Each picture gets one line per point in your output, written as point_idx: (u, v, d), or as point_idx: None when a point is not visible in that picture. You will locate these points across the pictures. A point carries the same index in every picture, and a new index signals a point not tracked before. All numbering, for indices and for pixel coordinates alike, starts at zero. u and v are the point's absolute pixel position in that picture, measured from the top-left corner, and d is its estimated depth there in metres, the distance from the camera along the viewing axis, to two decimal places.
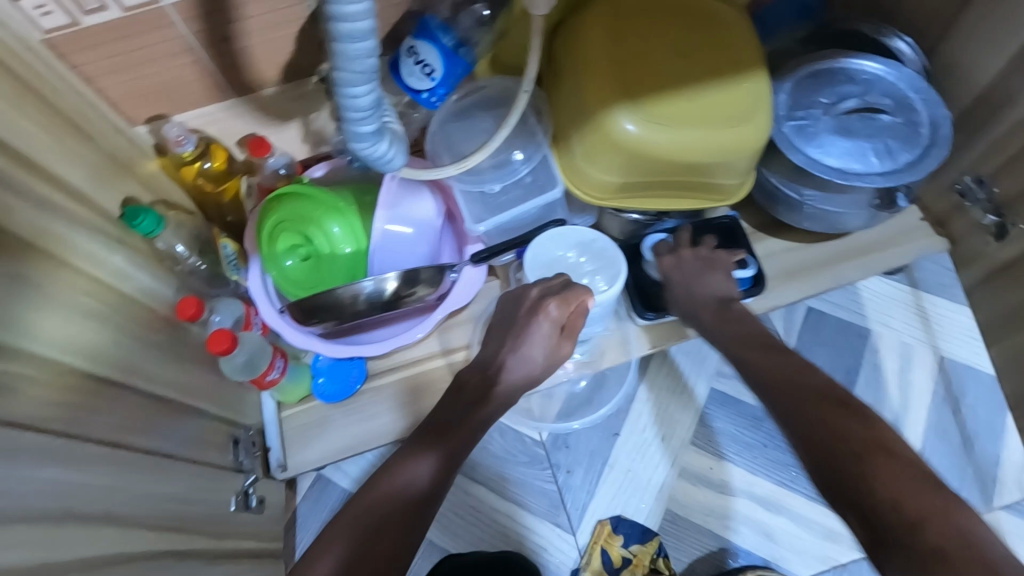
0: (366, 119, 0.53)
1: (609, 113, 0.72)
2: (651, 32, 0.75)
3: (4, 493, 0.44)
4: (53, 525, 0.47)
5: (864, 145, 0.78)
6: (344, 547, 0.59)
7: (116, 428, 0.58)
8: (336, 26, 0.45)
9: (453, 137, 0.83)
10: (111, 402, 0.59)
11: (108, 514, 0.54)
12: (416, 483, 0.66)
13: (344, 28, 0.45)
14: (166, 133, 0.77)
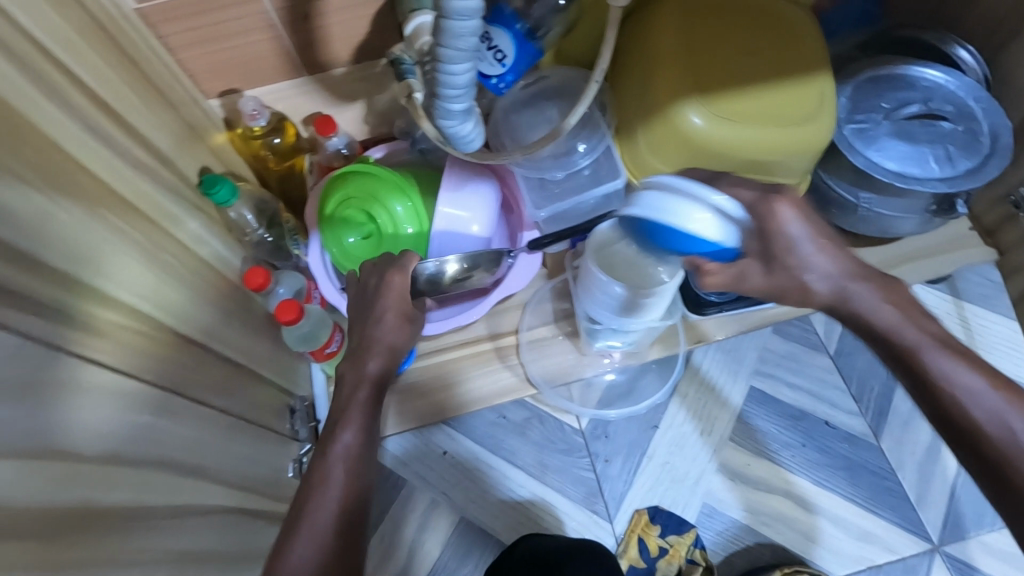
0: (462, 97, 0.55)
1: (678, 107, 0.74)
2: (721, 29, 0.76)
3: (95, 430, 0.46)
4: (138, 468, 0.49)
5: (924, 150, 0.79)
6: (307, 518, 0.59)
7: (193, 385, 0.60)
8: (448, 3, 0.47)
9: (517, 126, 0.85)
10: (189, 359, 0.60)
11: (184, 464, 0.56)
12: (345, 454, 0.64)
13: (455, 6, 0.47)
14: (242, 107, 0.79)
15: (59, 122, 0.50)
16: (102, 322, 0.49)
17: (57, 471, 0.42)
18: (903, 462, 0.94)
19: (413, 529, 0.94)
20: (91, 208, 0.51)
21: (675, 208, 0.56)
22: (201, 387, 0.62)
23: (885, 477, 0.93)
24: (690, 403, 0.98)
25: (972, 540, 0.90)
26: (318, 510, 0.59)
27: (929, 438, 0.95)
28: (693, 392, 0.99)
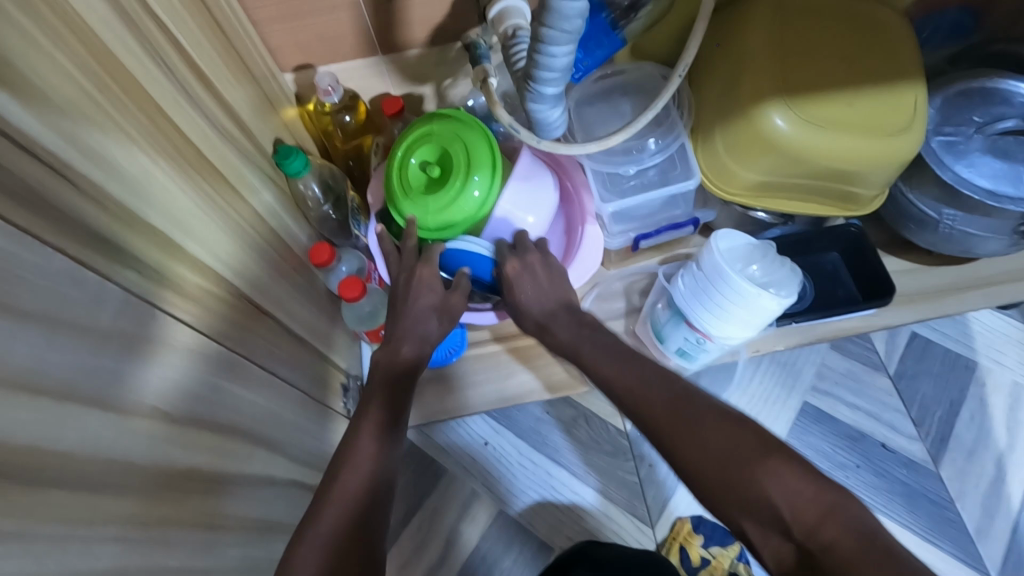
0: (556, 81, 0.54)
1: (761, 107, 0.71)
2: (814, 33, 0.74)
3: (177, 387, 0.46)
4: (207, 429, 0.50)
5: (1020, 168, 0.75)
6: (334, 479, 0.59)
7: (261, 354, 0.61)
8: None
9: (588, 119, 0.84)
10: (259, 328, 0.61)
11: (245, 432, 0.56)
12: (373, 423, 0.64)
13: None
14: (318, 82, 0.78)
15: (159, 82, 0.50)
16: (187, 284, 0.49)
17: (136, 425, 0.42)
18: (964, 492, 0.90)
19: (451, 517, 0.93)
20: (182, 171, 0.51)
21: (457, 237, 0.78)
22: (269, 360, 0.62)
23: (944, 507, 0.89)
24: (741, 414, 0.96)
25: None
26: (338, 500, 0.57)
27: (994, 471, 0.91)
28: (744, 402, 0.96)
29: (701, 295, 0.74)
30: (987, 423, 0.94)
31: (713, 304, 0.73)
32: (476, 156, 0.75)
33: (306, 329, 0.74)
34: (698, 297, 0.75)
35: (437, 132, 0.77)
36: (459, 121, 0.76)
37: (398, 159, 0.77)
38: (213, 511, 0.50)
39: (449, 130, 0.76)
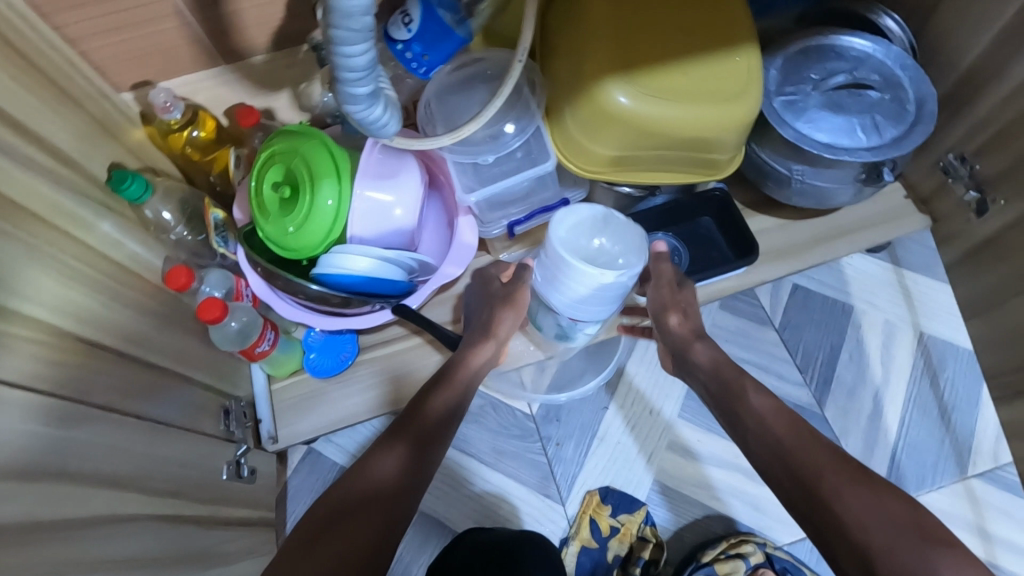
0: (361, 80, 0.53)
1: (602, 85, 0.72)
2: (645, 5, 0.74)
3: None
4: (38, 480, 0.48)
5: (852, 120, 0.80)
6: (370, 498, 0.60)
7: (110, 391, 0.59)
8: None
9: (450, 108, 0.84)
10: (101, 366, 0.58)
11: (92, 476, 0.54)
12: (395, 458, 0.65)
13: None
14: (154, 99, 0.75)
15: None
16: None
17: None
18: (848, 429, 0.96)
19: None
20: None
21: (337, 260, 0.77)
22: (120, 396, 0.60)
23: None
24: (642, 381, 0.99)
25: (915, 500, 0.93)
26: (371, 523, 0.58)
27: (872, 407, 0.97)
28: (642, 370, 1.00)
29: (558, 289, 0.74)
30: (864, 362, 0.99)
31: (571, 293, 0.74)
32: (318, 166, 0.77)
33: (174, 358, 0.71)
34: (557, 293, 0.75)
35: (280, 153, 0.78)
36: (296, 139, 0.78)
37: (254, 189, 0.80)
38: (63, 563, 0.48)
39: (289, 146, 0.78)
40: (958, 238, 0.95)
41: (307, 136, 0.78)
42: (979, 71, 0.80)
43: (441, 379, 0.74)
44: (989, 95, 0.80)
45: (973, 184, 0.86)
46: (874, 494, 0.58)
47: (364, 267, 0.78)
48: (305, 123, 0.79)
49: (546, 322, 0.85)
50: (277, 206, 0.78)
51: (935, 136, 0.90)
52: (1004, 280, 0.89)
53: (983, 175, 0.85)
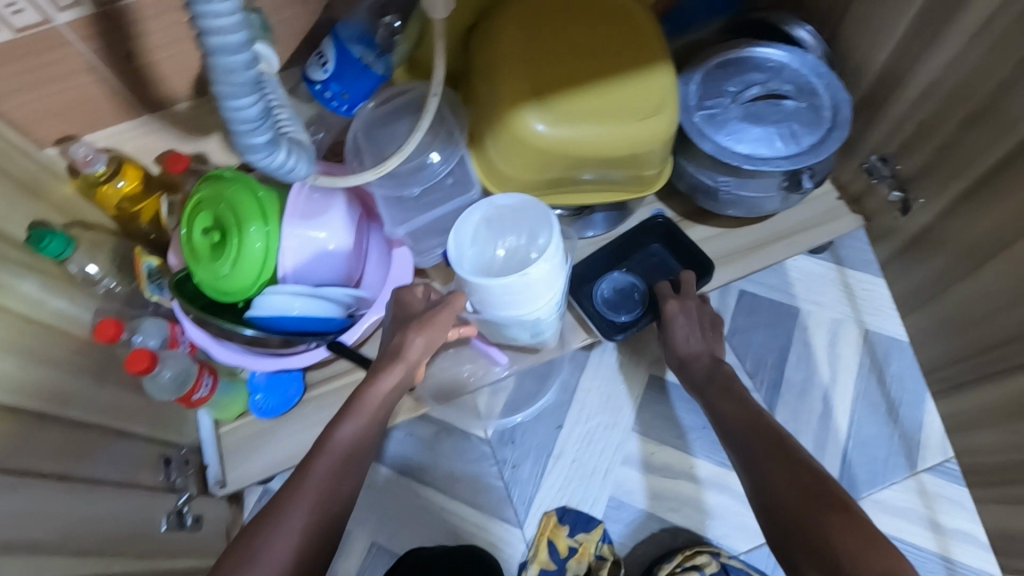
0: (256, 131, 0.53)
1: (518, 114, 0.73)
2: (557, 32, 0.75)
3: None
4: None
5: (770, 131, 0.81)
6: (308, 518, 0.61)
7: (34, 454, 0.58)
8: (207, 40, 0.46)
9: (377, 142, 0.84)
10: (23, 429, 0.58)
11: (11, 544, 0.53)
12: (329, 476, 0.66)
13: (216, 42, 0.46)
14: (74, 154, 0.76)
15: None
16: None
17: None
18: (800, 432, 0.97)
19: None
20: None
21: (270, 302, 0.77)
22: (44, 459, 0.60)
23: None
24: (595, 398, 1.00)
25: (866, 498, 0.94)
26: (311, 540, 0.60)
27: (823, 408, 0.97)
28: (595, 386, 1.00)
29: (500, 307, 0.73)
30: (812, 363, 1.00)
31: (515, 303, 0.73)
32: (243, 210, 0.78)
33: (108, 412, 0.71)
34: (505, 307, 0.73)
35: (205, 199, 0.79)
36: (219, 184, 0.78)
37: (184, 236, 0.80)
38: None
39: (213, 192, 0.78)
40: (887, 236, 0.97)
41: (232, 181, 0.79)
42: (890, 73, 0.82)
43: (354, 403, 0.71)
44: (901, 97, 0.82)
45: (896, 183, 0.88)
46: (790, 463, 0.68)
47: (299, 307, 0.78)
48: (230, 169, 0.80)
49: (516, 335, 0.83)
50: (204, 251, 0.78)
51: (857, 139, 0.92)
52: (930, 276, 0.91)
53: (904, 173, 0.87)
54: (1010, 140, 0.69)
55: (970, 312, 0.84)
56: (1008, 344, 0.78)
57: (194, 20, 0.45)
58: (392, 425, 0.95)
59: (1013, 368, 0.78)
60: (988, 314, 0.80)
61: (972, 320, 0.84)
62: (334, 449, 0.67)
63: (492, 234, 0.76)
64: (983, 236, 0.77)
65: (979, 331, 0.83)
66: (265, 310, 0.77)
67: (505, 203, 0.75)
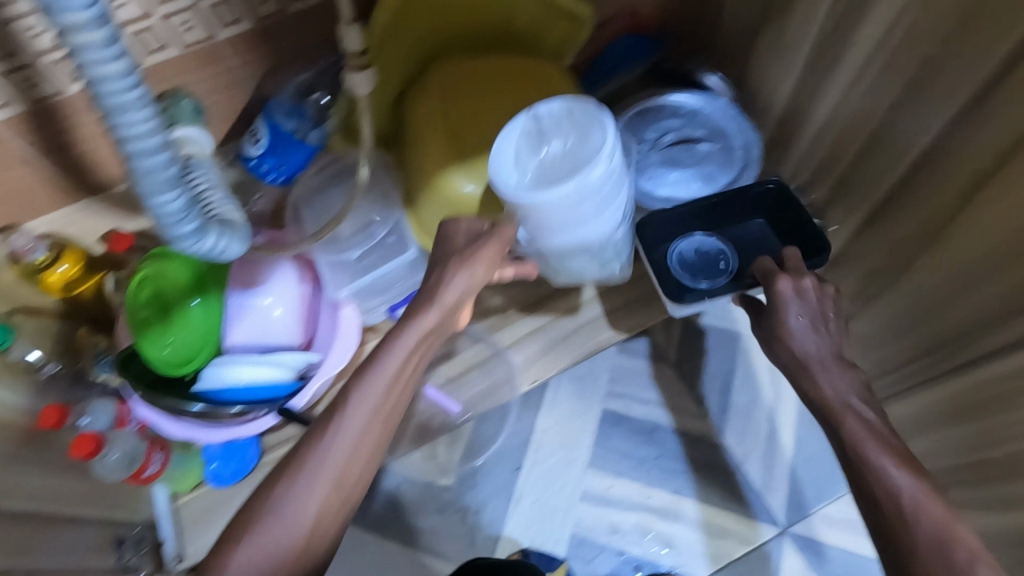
0: (182, 222, 0.56)
1: (446, 177, 0.77)
2: (481, 97, 0.80)
3: None
4: None
5: (687, 174, 0.88)
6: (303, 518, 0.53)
7: None
8: (125, 146, 0.49)
9: (317, 207, 0.87)
10: None
11: None
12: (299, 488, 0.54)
13: (135, 147, 0.49)
14: (14, 244, 0.78)
15: None
16: None
17: None
18: (748, 454, 1.01)
19: None
20: None
21: (218, 374, 0.79)
22: None
23: (735, 470, 1.00)
24: (552, 436, 1.02)
25: (813, 514, 0.97)
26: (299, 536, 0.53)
27: (768, 428, 1.02)
28: (551, 425, 1.02)
29: (552, 227, 0.69)
30: (755, 385, 1.04)
31: (566, 225, 0.70)
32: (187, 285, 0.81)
33: (55, 499, 0.71)
34: (546, 224, 0.69)
35: (148, 276, 0.80)
36: (162, 261, 0.80)
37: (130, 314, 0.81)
38: None
39: (156, 269, 0.80)
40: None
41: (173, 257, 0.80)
42: (792, 112, 0.89)
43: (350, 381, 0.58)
44: (804, 133, 0.88)
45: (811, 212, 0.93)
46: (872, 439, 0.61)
47: (248, 374, 0.80)
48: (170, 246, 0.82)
49: (575, 266, 0.81)
50: (150, 327, 0.80)
51: (773, 172, 0.98)
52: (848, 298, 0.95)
53: (817, 202, 0.93)
54: (896, 171, 0.74)
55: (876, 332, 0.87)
56: (909, 364, 0.81)
57: (110, 130, 0.48)
58: (381, 470, 1.00)
59: (934, 378, 0.75)
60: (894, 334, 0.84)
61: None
62: (340, 432, 0.56)
63: (533, 148, 0.69)
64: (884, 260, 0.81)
65: (888, 348, 0.84)
66: (212, 384, 0.80)
67: (547, 109, 0.68)
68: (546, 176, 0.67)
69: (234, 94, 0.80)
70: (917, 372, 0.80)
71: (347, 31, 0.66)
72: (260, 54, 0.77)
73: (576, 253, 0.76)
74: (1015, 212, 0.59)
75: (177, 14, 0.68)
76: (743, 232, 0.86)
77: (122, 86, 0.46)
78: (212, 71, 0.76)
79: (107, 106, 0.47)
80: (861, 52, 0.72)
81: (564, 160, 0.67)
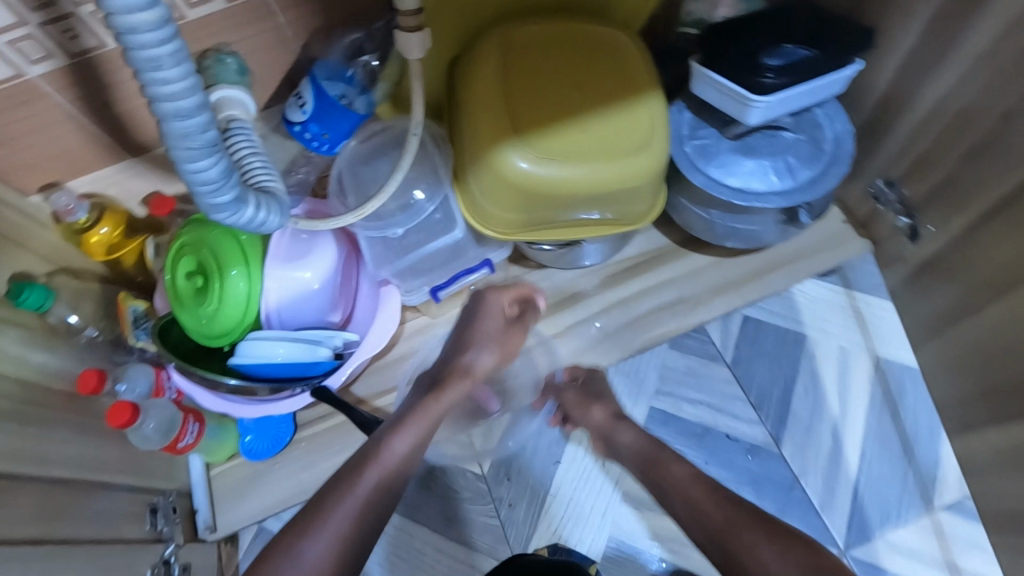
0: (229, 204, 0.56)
1: (501, 151, 0.71)
2: (542, 63, 0.74)
3: None
4: None
5: (765, 164, 0.78)
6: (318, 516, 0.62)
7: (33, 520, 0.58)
8: (172, 125, 0.48)
9: (362, 178, 0.81)
10: (16, 491, 0.57)
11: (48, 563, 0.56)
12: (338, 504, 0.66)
13: (181, 126, 0.48)
14: (54, 202, 0.73)
15: None
16: None
17: None
18: (808, 469, 0.91)
19: None
20: None
21: (257, 350, 0.76)
22: (25, 524, 0.57)
23: (789, 486, 0.90)
24: (593, 433, 0.94)
25: (880, 541, 0.88)
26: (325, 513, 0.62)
27: (831, 443, 0.92)
28: None
29: None
30: (820, 396, 0.94)
31: None
32: (224, 253, 0.76)
33: (87, 465, 0.68)
34: None
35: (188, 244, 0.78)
36: (198, 228, 0.78)
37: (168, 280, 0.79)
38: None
39: (194, 238, 0.78)
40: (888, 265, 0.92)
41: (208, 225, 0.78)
42: (893, 93, 0.77)
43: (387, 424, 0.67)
44: (897, 124, 0.79)
45: (904, 209, 0.83)
46: None
47: (282, 352, 0.77)
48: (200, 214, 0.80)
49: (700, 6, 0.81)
50: (188, 295, 0.77)
51: (861, 163, 0.87)
52: (940, 305, 0.83)
53: (911, 199, 0.81)
54: (1012, 177, 0.65)
55: (988, 350, 0.77)
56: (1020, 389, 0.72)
57: (155, 102, 0.46)
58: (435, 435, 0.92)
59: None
60: (1001, 358, 0.74)
61: (981, 362, 0.78)
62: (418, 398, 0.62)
63: None
64: (993, 270, 0.71)
65: (1005, 368, 0.74)
66: (248, 357, 0.76)
67: None
68: None
69: (281, 54, 0.75)
70: None
71: None
72: (309, 9, 0.72)
73: None
74: None
75: None
76: (763, 160, 0.78)
77: (183, 91, 0.46)
78: (257, 29, 0.71)
79: (140, 63, 0.44)
80: (992, 31, 0.62)
81: None
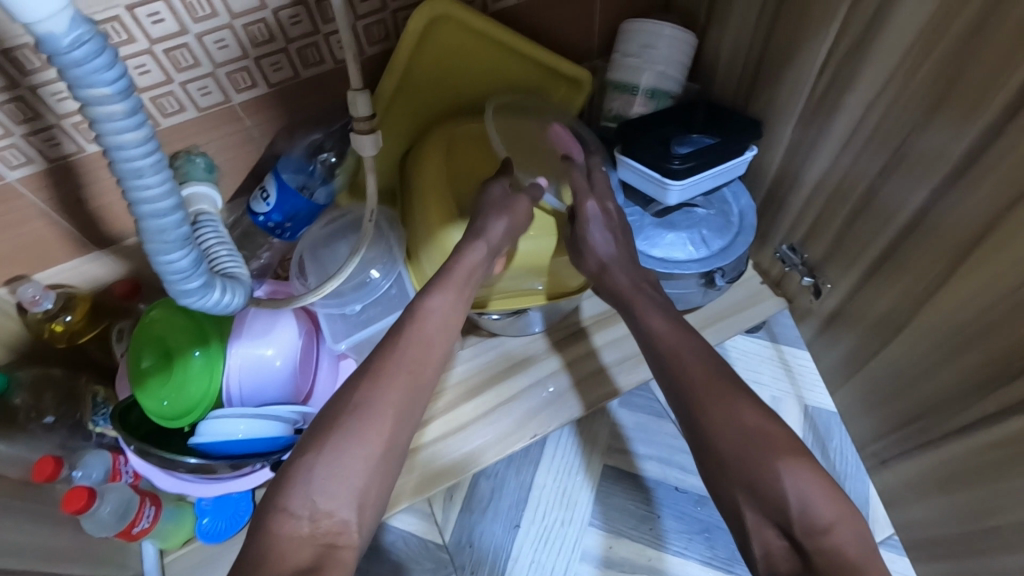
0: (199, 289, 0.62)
1: (448, 232, 0.82)
2: (481, 156, 0.86)
3: None
4: None
5: (683, 236, 0.90)
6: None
7: None
8: (148, 222, 0.54)
9: (322, 259, 0.88)
10: None
11: None
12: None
13: (155, 223, 0.55)
14: (21, 295, 0.76)
15: None
16: None
17: None
18: None
19: None
20: None
21: (220, 430, 0.79)
22: None
23: None
24: (549, 495, 0.98)
25: None
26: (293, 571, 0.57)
27: None
28: (550, 481, 0.99)
29: (665, 49, 0.88)
30: None
31: (659, 45, 0.88)
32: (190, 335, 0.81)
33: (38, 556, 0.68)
34: (658, 46, 0.88)
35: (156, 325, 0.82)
36: (166, 309, 0.82)
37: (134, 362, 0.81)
38: None
39: (163, 319, 0.82)
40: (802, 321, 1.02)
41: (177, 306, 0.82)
42: (783, 172, 0.90)
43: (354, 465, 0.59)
44: (790, 198, 0.91)
45: (806, 270, 0.93)
46: None
47: (244, 429, 0.79)
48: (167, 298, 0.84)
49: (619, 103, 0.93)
50: (154, 375, 0.80)
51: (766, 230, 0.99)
52: (844, 352, 0.93)
53: (810, 261, 0.92)
54: (880, 239, 0.76)
55: (883, 389, 0.86)
56: (918, 425, 0.80)
57: (133, 204, 0.53)
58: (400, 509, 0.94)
59: (937, 436, 0.76)
60: (896, 396, 0.83)
61: (881, 400, 0.87)
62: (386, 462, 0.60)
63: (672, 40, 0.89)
64: (878, 318, 0.82)
65: (896, 403, 0.84)
66: (211, 437, 0.79)
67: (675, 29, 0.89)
68: (656, 40, 0.88)
69: (246, 153, 0.83)
70: (929, 431, 0.78)
71: (355, 96, 0.70)
72: (273, 114, 0.81)
73: (654, 70, 0.89)
74: (999, 279, 0.61)
75: (195, 80, 0.72)
76: (683, 233, 0.90)
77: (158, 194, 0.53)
78: (225, 132, 0.79)
79: (124, 171, 0.51)
80: (846, 123, 0.75)
81: (664, 44, 0.88)
